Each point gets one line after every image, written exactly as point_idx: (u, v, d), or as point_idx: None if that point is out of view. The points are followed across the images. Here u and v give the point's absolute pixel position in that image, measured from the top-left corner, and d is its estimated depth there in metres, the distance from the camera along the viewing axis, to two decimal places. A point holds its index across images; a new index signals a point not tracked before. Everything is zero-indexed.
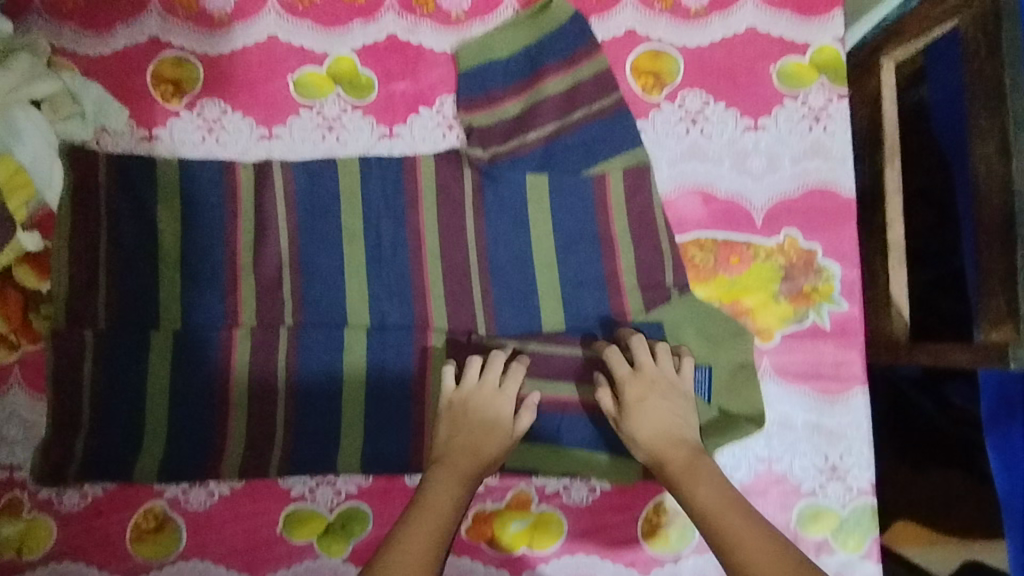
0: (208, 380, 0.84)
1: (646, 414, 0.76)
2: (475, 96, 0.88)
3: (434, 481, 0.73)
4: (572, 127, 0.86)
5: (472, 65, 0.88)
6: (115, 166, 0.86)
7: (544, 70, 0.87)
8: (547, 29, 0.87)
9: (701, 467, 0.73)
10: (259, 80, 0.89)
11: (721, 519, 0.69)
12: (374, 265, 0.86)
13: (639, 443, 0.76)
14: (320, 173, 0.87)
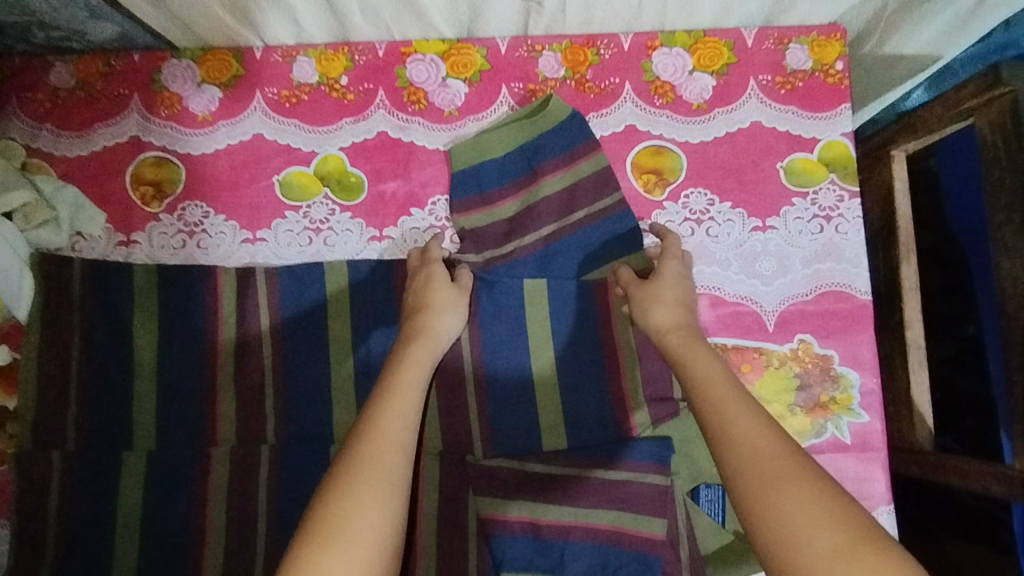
0: (184, 506, 0.78)
1: (668, 283, 0.75)
2: (470, 197, 0.84)
3: (400, 370, 0.70)
4: (571, 228, 0.82)
5: (467, 165, 0.84)
6: (89, 274, 0.81)
7: (542, 171, 0.83)
8: (545, 128, 0.83)
9: (701, 347, 0.69)
10: (244, 181, 0.85)
11: (714, 379, 0.63)
12: (364, 376, 0.81)
13: (655, 302, 0.74)
14: (306, 278, 0.82)
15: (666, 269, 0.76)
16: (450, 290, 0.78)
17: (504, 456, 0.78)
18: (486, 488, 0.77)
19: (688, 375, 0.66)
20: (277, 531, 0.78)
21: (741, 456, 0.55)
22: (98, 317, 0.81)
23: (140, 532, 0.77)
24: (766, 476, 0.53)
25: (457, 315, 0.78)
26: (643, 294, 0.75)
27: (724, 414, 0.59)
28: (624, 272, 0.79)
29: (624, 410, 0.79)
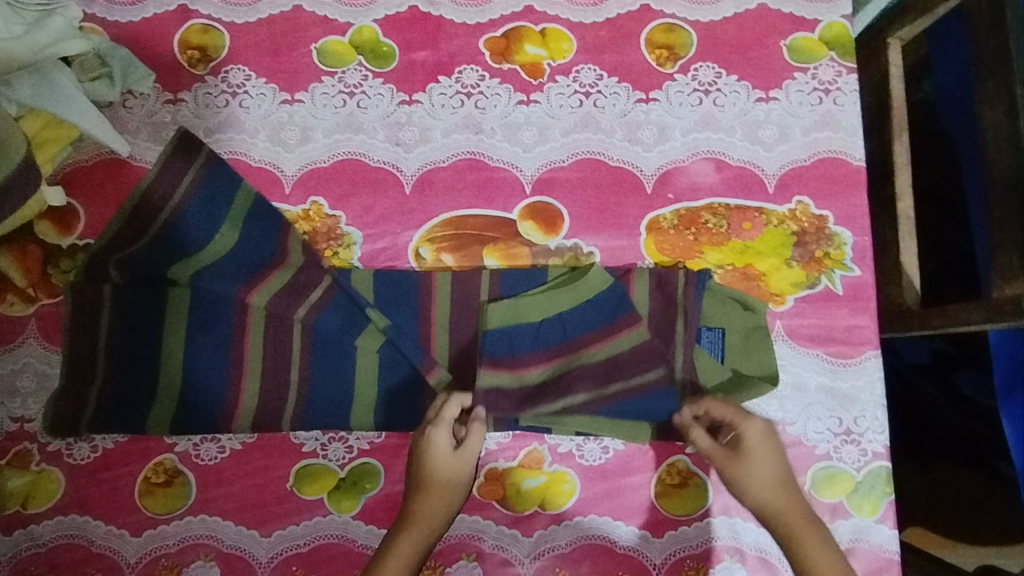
0: (224, 333, 0.82)
1: (755, 458, 0.75)
2: (499, 356, 0.79)
3: (392, 543, 0.73)
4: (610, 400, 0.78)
5: (501, 324, 0.81)
6: (154, 131, 0.89)
7: (577, 343, 0.80)
8: (582, 296, 0.82)
9: (815, 528, 0.73)
10: (283, 48, 0.91)
11: (832, 571, 0.70)
12: (391, 225, 0.87)
13: (752, 484, 0.74)
14: (343, 138, 0.89)
15: (749, 436, 0.75)
16: (444, 451, 0.75)
17: (523, 340, 0.80)
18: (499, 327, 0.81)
19: (805, 563, 0.71)
20: (308, 360, 0.82)
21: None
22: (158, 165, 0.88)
23: (184, 360, 0.82)
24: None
25: (458, 481, 0.75)
26: (734, 466, 0.75)
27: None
28: (700, 433, 0.76)
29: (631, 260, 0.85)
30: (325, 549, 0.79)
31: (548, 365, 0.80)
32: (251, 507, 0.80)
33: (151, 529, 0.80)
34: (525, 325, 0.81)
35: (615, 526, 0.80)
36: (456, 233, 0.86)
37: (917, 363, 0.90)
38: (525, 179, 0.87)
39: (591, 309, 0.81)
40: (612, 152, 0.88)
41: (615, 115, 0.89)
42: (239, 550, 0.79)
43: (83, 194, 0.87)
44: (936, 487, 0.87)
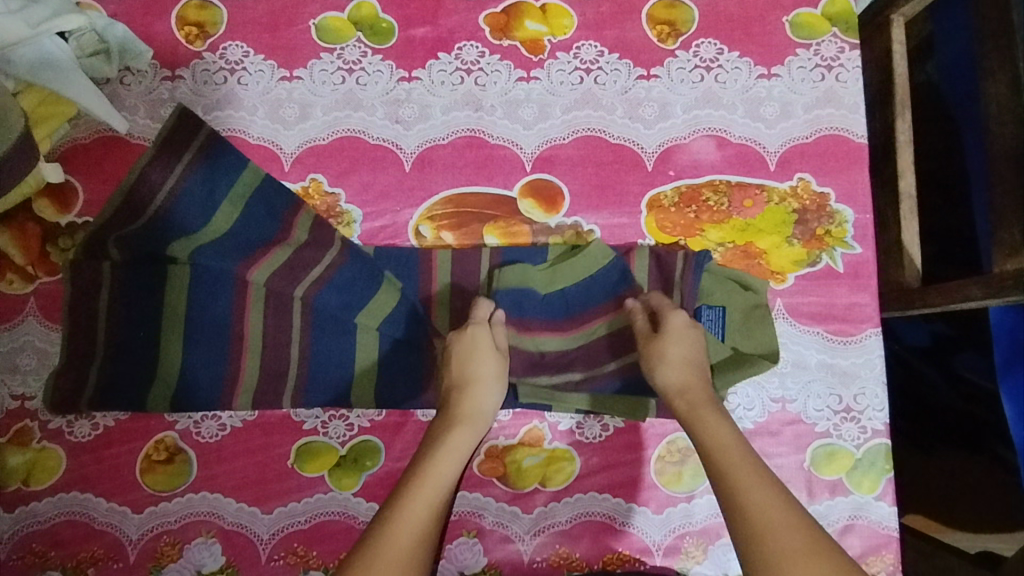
0: (225, 310, 0.82)
1: (677, 339, 0.75)
2: (509, 317, 0.80)
3: (434, 434, 0.73)
4: (609, 375, 0.79)
5: (512, 284, 0.81)
6: (151, 108, 0.89)
7: (582, 316, 0.81)
8: (594, 265, 0.82)
9: (714, 408, 0.72)
10: (282, 24, 0.90)
11: (724, 445, 0.68)
12: (390, 203, 0.86)
13: (663, 363, 0.74)
14: (342, 115, 0.88)
15: (673, 322, 0.76)
16: (484, 346, 0.76)
17: (530, 310, 0.81)
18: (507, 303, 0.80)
19: (699, 435, 0.70)
20: (309, 337, 0.82)
21: (751, 521, 0.63)
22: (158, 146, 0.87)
23: (184, 338, 0.82)
24: (767, 531, 0.61)
25: (501, 376, 0.76)
26: (652, 345, 0.75)
27: (747, 494, 0.64)
28: (637, 318, 0.78)
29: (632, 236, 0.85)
30: (326, 525, 0.79)
31: (555, 333, 0.80)
32: (252, 483, 0.80)
33: (152, 506, 0.80)
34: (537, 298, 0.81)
35: (614, 503, 0.80)
36: (456, 211, 0.86)
37: (920, 346, 0.89)
38: (526, 156, 0.87)
39: (598, 285, 0.82)
40: (613, 129, 0.87)
41: (616, 92, 0.88)
42: (240, 527, 0.79)
43: (81, 171, 0.87)
44: (935, 469, 0.87)
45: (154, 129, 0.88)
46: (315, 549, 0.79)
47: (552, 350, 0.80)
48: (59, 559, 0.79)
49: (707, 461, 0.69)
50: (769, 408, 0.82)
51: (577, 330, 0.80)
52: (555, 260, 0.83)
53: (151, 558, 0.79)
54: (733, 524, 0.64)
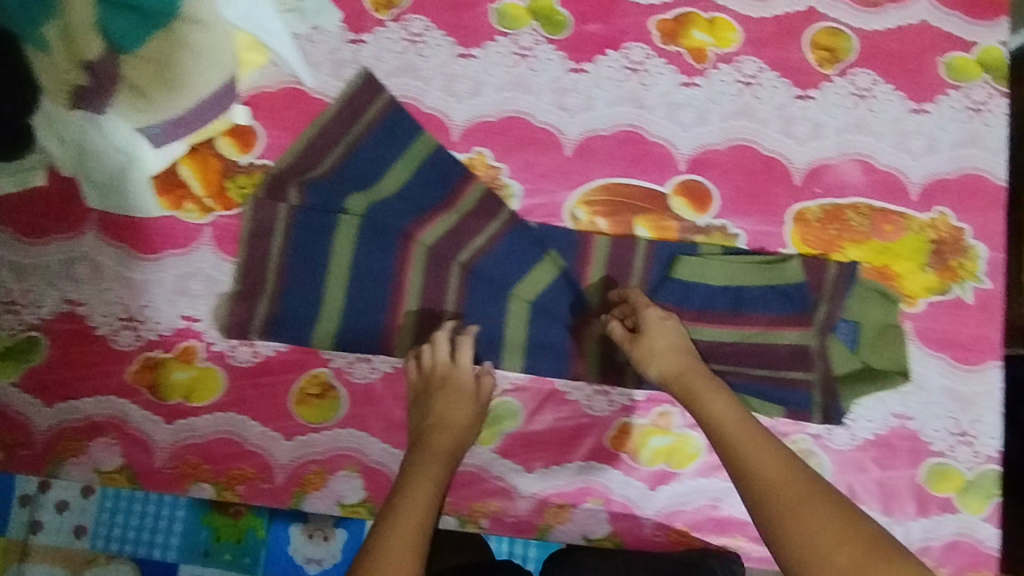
0: (388, 263, 0.88)
1: (658, 336, 0.81)
2: (671, 305, 0.86)
3: (420, 466, 0.77)
4: (749, 378, 0.85)
5: (686, 276, 0.86)
6: (331, 65, 0.93)
7: (745, 319, 0.86)
8: (771, 281, 0.86)
9: (712, 383, 0.77)
10: (463, 4, 0.95)
11: (729, 416, 0.74)
12: (550, 185, 0.91)
13: (652, 355, 0.80)
14: (512, 97, 0.93)
15: (648, 318, 0.82)
16: (462, 393, 0.82)
17: (695, 308, 0.86)
18: (669, 295, 0.86)
19: (709, 413, 0.75)
20: (463, 299, 0.87)
21: (764, 481, 0.68)
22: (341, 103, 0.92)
23: (347, 285, 0.88)
24: (790, 503, 0.66)
25: (470, 421, 0.82)
26: (642, 349, 0.81)
27: (751, 459, 0.70)
28: (616, 326, 0.83)
29: (776, 245, 0.90)
30: (463, 476, 0.85)
31: (717, 330, 0.86)
32: (397, 426, 0.87)
33: (302, 435, 0.86)
34: (702, 294, 0.86)
35: (730, 489, 0.86)
36: (611, 199, 0.91)
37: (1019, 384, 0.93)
38: (680, 156, 0.92)
39: (765, 301, 0.86)
40: (765, 142, 0.92)
41: (773, 107, 0.92)
42: (382, 466, 0.86)
43: (262, 115, 0.91)
44: None
45: (335, 86, 0.92)
46: (450, 496, 0.85)
47: (704, 341, 0.85)
48: (212, 474, 0.86)
49: (710, 429, 0.74)
50: (889, 421, 0.86)
51: (733, 329, 0.86)
52: (742, 263, 0.86)
53: (298, 483, 0.86)
54: (749, 494, 0.69)
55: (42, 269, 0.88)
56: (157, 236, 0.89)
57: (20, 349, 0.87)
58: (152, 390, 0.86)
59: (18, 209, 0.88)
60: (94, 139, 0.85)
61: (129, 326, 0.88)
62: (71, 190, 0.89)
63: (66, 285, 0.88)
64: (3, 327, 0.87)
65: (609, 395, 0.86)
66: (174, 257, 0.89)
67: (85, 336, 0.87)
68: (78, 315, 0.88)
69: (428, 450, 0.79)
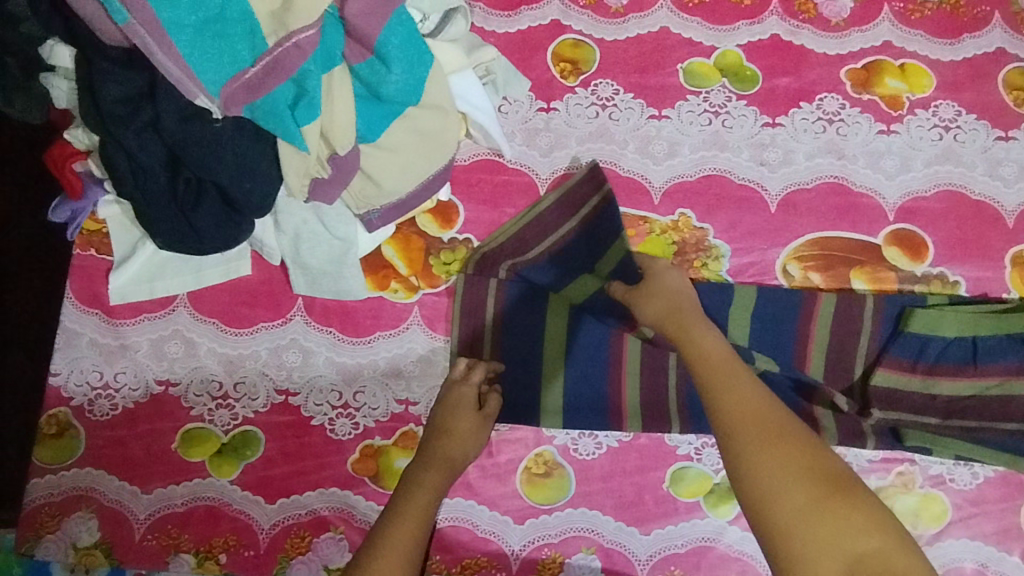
0: (602, 332, 0.87)
1: (654, 286, 0.83)
2: (904, 359, 0.84)
3: (424, 472, 0.78)
4: (999, 433, 0.81)
5: (920, 330, 0.84)
6: (526, 135, 0.93)
7: (985, 370, 0.82)
8: (1009, 329, 0.83)
9: (705, 327, 0.78)
10: (650, 66, 0.95)
11: (717, 357, 0.74)
12: (757, 242, 0.89)
13: (642, 302, 0.82)
14: (709, 156, 0.92)
15: (658, 275, 0.84)
16: (474, 415, 0.82)
17: (932, 363, 0.83)
18: (902, 350, 0.84)
19: (723, 406, 0.69)
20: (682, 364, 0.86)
21: (728, 418, 0.68)
22: (539, 173, 0.92)
23: (561, 357, 0.87)
24: (756, 437, 0.66)
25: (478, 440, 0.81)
26: (638, 295, 0.83)
27: (720, 398, 0.70)
28: (617, 287, 0.85)
29: (999, 291, 0.87)
30: (703, 552, 0.82)
31: (956, 384, 0.83)
32: (631, 503, 0.83)
33: (533, 518, 0.82)
34: (936, 347, 0.84)
35: (985, 550, 0.81)
36: (823, 253, 0.88)
37: None
38: (888, 206, 0.90)
39: (1005, 351, 0.82)
40: (974, 186, 0.90)
41: (976, 150, 0.91)
42: (619, 546, 0.82)
43: (461, 191, 0.91)
44: None
45: (531, 155, 0.93)
46: (693, 574, 0.81)
47: (944, 397, 0.83)
48: (446, 564, 0.81)
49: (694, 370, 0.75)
50: None
51: (972, 382, 0.82)
52: (976, 313, 0.83)
53: (534, 569, 0.81)
54: (721, 432, 0.68)
55: (252, 360, 0.88)
56: (366, 319, 0.88)
57: (235, 446, 0.85)
58: (374, 479, 0.84)
59: (229, 300, 0.89)
60: (316, 227, 0.84)
61: (344, 414, 0.86)
62: (276, 277, 0.90)
63: (277, 374, 0.87)
64: (216, 422, 0.86)
65: (847, 457, 0.83)
66: (383, 339, 0.88)
67: (300, 427, 0.86)
68: (291, 404, 0.87)
69: (431, 459, 0.79)
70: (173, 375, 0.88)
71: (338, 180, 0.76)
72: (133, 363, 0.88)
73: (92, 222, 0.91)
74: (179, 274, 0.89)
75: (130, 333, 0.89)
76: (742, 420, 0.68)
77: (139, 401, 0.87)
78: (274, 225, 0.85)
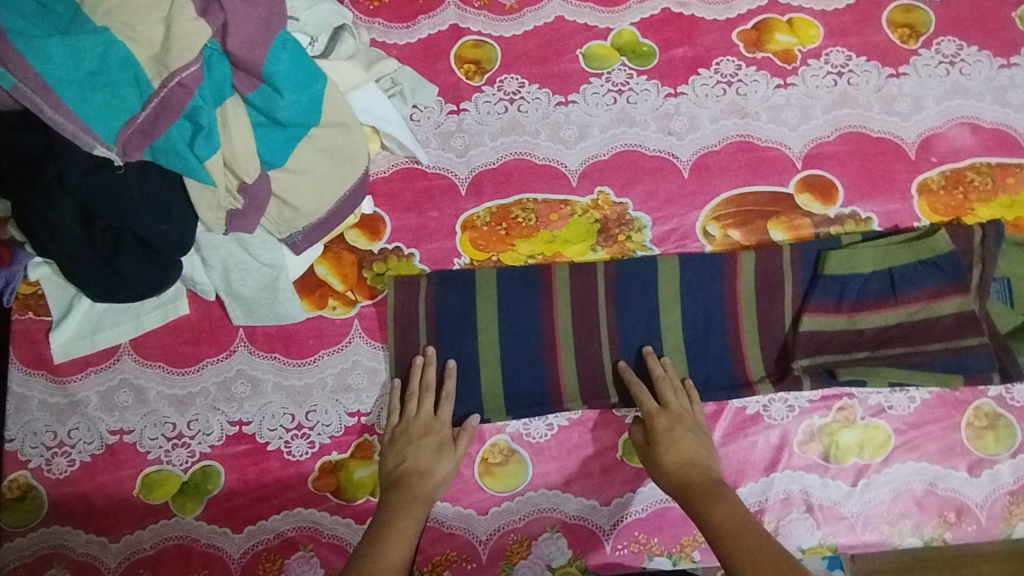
0: (535, 315, 0.89)
1: (674, 443, 0.80)
2: (829, 302, 0.86)
3: (422, 441, 0.82)
4: (926, 355, 0.83)
5: (837, 272, 0.86)
6: (441, 139, 0.96)
7: (906, 299, 0.84)
8: (921, 256, 0.86)
9: (719, 495, 0.74)
10: (551, 56, 0.98)
11: (728, 514, 0.72)
12: (675, 208, 0.92)
13: (666, 446, 0.80)
14: (618, 132, 0.95)
15: (674, 401, 0.83)
16: (437, 441, 0.83)
17: (857, 300, 0.86)
18: (825, 293, 0.86)
19: (710, 518, 0.72)
20: (620, 336, 0.88)
21: (718, 527, 0.71)
22: (457, 174, 0.94)
23: (500, 347, 0.88)
24: (733, 546, 0.68)
25: (453, 467, 0.82)
26: (658, 440, 0.80)
27: (717, 518, 0.72)
28: (640, 392, 0.84)
29: (911, 221, 0.90)
30: (664, 513, 0.83)
31: (881, 316, 0.85)
32: (589, 477, 0.85)
33: (497, 506, 0.84)
34: (860, 284, 0.86)
35: (932, 470, 0.83)
36: (738, 210, 0.91)
37: None
38: (794, 155, 0.93)
39: (921, 278, 0.85)
40: (873, 124, 0.93)
41: (870, 91, 0.94)
42: (581, 520, 0.83)
43: (384, 201, 0.93)
44: None
45: (448, 158, 0.95)
46: (656, 536, 0.83)
47: (870, 330, 0.85)
48: (417, 565, 0.82)
49: (707, 526, 0.72)
50: None
51: (895, 311, 0.85)
52: (887, 246, 0.87)
53: (503, 556, 0.83)
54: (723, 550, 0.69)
55: (201, 397, 0.88)
56: (308, 340, 0.89)
57: (196, 483, 0.86)
58: (336, 493, 0.85)
59: (172, 342, 0.90)
60: (242, 257, 0.86)
61: (299, 436, 0.87)
62: (215, 312, 0.91)
63: (228, 407, 0.88)
64: (175, 462, 0.87)
65: (788, 400, 0.85)
66: (328, 357, 0.89)
67: (257, 454, 0.87)
68: (246, 433, 0.87)
69: (416, 467, 0.81)
70: (125, 424, 0.88)
71: (253, 208, 0.78)
72: (85, 418, 0.88)
73: (26, 285, 0.92)
74: (118, 324, 0.90)
75: (77, 389, 0.89)
76: (722, 535, 0.70)
77: (96, 453, 0.87)
78: (202, 262, 0.86)
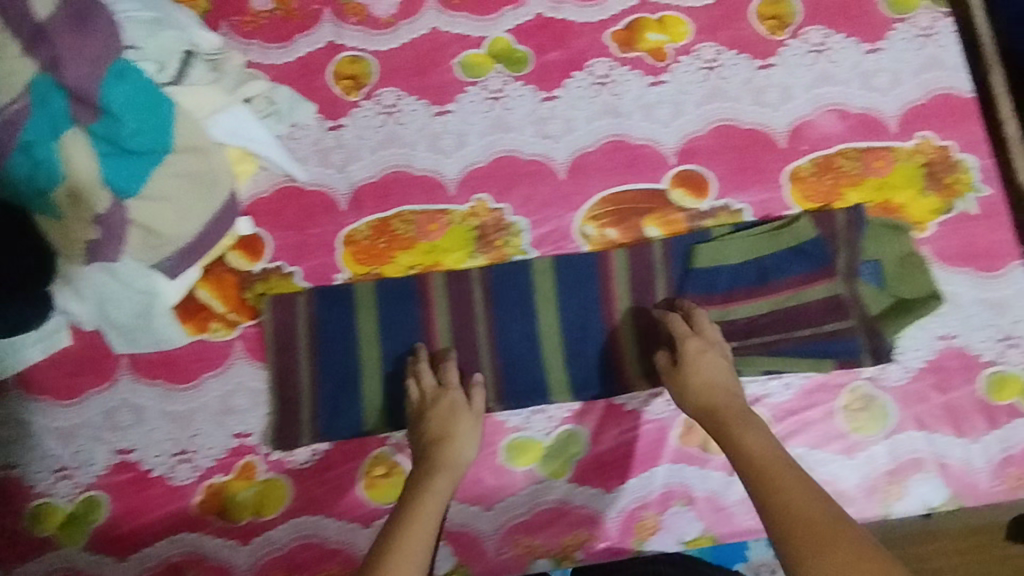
0: (416, 326, 0.90)
1: (703, 371, 0.78)
2: (701, 295, 0.88)
3: (450, 403, 0.82)
4: (797, 340, 0.85)
5: (705, 265, 0.88)
6: (319, 155, 0.96)
7: (774, 286, 0.87)
8: (786, 244, 0.88)
9: (748, 423, 0.73)
10: (427, 67, 0.99)
11: (761, 446, 0.69)
12: (552, 210, 0.93)
13: (694, 374, 0.78)
14: (495, 138, 0.96)
15: (709, 329, 0.82)
16: (450, 403, 0.83)
17: (725, 292, 0.87)
18: (695, 287, 0.88)
19: (742, 449, 0.70)
20: (500, 341, 0.89)
21: (747, 457, 0.68)
22: (337, 189, 0.95)
23: (382, 359, 0.89)
24: (767, 479, 0.65)
25: (473, 426, 0.82)
26: (688, 363, 0.79)
27: (746, 450, 0.69)
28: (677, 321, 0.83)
29: (783, 210, 0.91)
30: (546, 514, 0.84)
31: (750, 305, 0.87)
32: (471, 484, 0.85)
33: (379, 518, 0.85)
34: (728, 275, 0.88)
35: (808, 456, 0.84)
36: (614, 209, 0.92)
37: None
38: (668, 151, 0.94)
39: (787, 266, 0.88)
40: (744, 116, 0.94)
41: (740, 83, 0.95)
42: (465, 527, 0.84)
43: (264, 221, 0.94)
44: None
45: (327, 174, 0.95)
46: (539, 537, 0.83)
47: (742, 319, 0.87)
48: None
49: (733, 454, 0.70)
50: (935, 344, 0.86)
51: (765, 299, 0.87)
52: (754, 236, 0.89)
53: None
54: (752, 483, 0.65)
55: (85, 428, 0.88)
56: (190, 364, 0.89)
57: (81, 513, 0.86)
58: (221, 515, 0.86)
59: (57, 374, 0.90)
60: None
61: (183, 460, 0.87)
62: (97, 341, 0.90)
63: (112, 436, 0.88)
64: (60, 494, 0.87)
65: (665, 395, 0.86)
66: (210, 380, 0.89)
67: (142, 481, 0.87)
68: (131, 461, 0.87)
69: (443, 432, 0.81)
70: (10, 459, 0.88)
71: (112, 238, 0.79)
72: None
73: None
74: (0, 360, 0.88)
75: None
76: (752, 468, 0.67)
77: None
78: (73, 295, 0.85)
